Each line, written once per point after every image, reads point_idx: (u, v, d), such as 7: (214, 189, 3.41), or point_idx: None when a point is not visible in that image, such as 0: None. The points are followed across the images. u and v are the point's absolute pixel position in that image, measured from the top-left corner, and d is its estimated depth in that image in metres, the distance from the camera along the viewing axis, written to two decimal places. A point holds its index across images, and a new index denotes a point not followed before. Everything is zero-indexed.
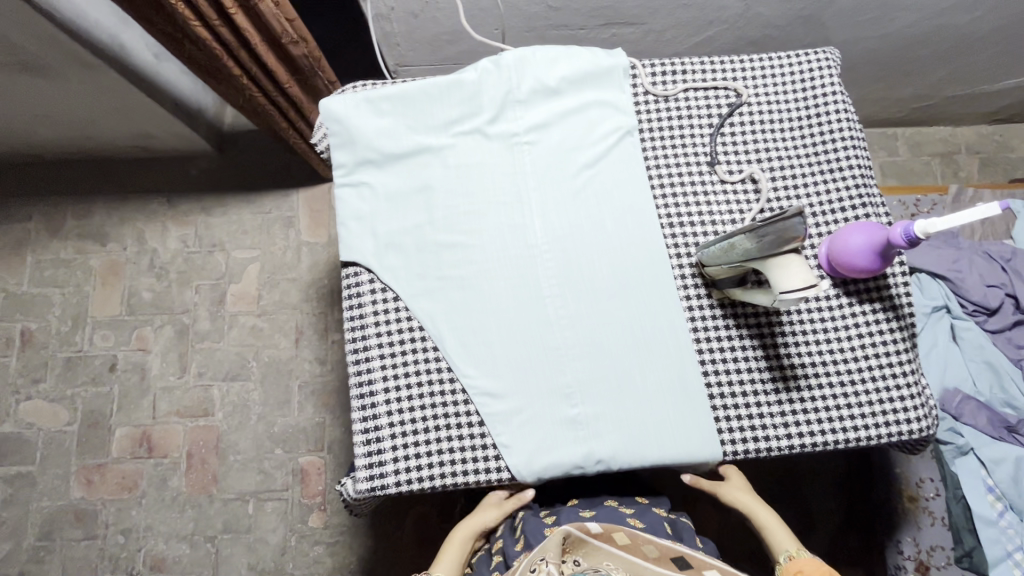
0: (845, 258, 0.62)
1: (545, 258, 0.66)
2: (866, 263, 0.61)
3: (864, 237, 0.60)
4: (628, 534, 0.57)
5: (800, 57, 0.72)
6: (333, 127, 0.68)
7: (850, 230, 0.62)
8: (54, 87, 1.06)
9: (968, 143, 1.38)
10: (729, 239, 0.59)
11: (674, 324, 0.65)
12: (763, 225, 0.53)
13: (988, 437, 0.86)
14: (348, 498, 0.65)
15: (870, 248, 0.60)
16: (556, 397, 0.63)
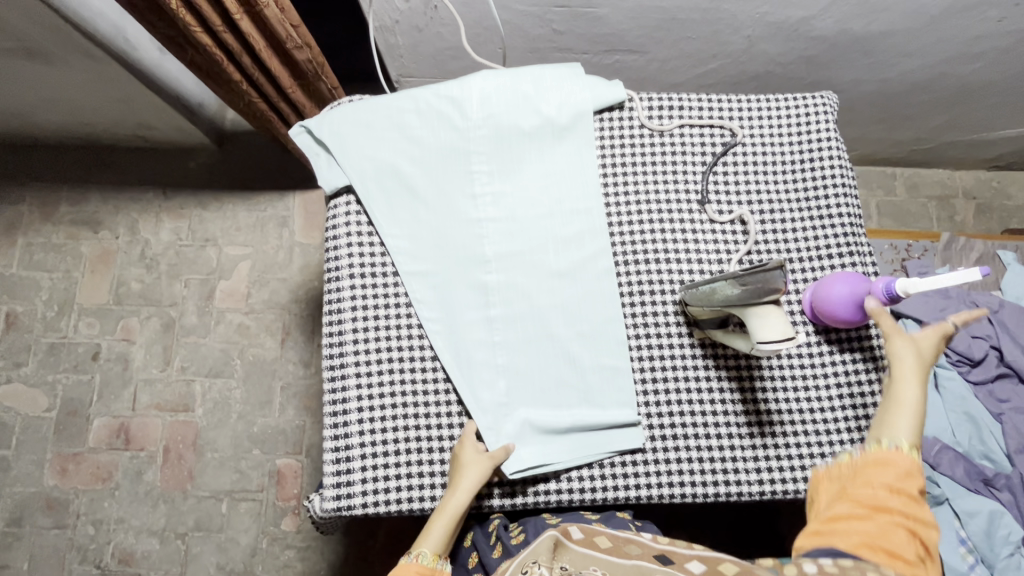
0: (829, 309, 0.62)
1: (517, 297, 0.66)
2: (848, 314, 0.61)
3: (849, 287, 0.61)
4: (608, 537, 0.53)
5: (798, 101, 0.72)
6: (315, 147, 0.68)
7: (833, 280, 0.62)
8: (55, 74, 1.05)
9: (965, 188, 1.38)
10: (711, 284, 0.59)
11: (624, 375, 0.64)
12: (746, 274, 0.54)
13: (964, 488, 0.86)
14: (315, 515, 0.64)
15: (855, 299, 0.60)
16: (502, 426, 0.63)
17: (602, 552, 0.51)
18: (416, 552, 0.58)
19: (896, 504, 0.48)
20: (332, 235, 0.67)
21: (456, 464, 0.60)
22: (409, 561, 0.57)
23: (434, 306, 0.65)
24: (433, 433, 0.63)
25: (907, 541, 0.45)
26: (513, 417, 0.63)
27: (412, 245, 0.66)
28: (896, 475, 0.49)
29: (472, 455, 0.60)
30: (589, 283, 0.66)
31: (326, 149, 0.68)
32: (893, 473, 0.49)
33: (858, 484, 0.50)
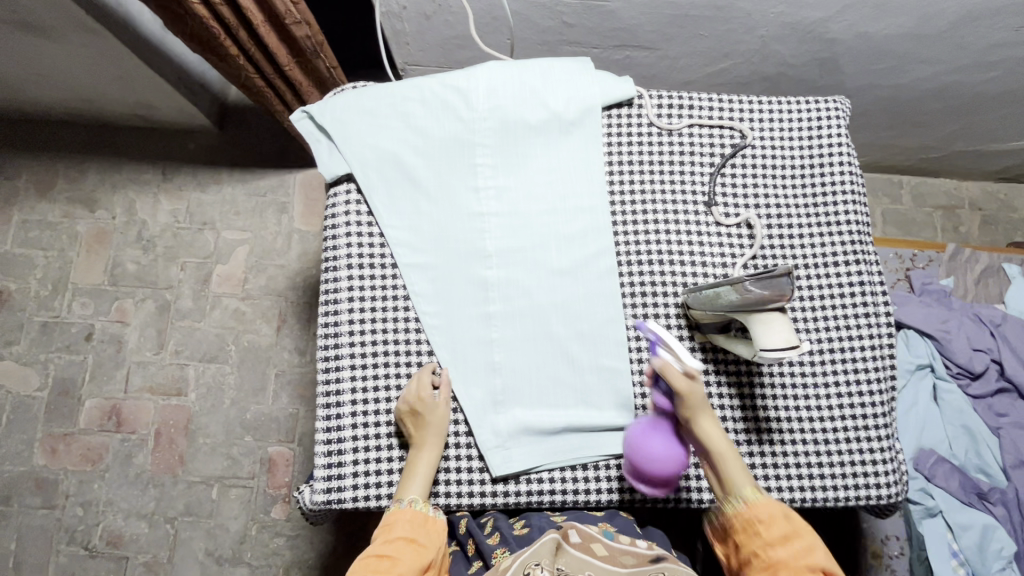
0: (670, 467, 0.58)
1: (516, 292, 0.65)
2: (677, 454, 0.58)
3: (652, 435, 0.58)
4: (605, 545, 0.55)
5: (810, 105, 0.71)
6: (316, 134, 0.67)
7: (641, 452, 0.58)
8: (55, 48, 1.04)
9: (972, 200, 1.37)
10: (716, 288, 0.58)
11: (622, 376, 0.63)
12: (751, 279, 0.52)
13: (958, 501, 0.86)
14: (304, 507, 0.64)
15: (670, 444, 0.58)
16: (496, 423, 0.62)
17: (599, 558, 0.53)
18: (410, 497, 0.57)
19: (779, 537, 0.51)
20: (331, 223, 0.66)
21: (420, 409, 0.60)
22: (403, 508, 0.56)
23: (433, 299, 0.64)
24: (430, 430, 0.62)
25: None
26: (509, 415, 0.62)
27: (413, 237, 0.65)
28: (765, 528, 0.52)
29: (437, 397, 0.61)
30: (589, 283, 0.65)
31: (328, 135, 0.67)
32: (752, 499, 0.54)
33: (749, 540, 0.53)
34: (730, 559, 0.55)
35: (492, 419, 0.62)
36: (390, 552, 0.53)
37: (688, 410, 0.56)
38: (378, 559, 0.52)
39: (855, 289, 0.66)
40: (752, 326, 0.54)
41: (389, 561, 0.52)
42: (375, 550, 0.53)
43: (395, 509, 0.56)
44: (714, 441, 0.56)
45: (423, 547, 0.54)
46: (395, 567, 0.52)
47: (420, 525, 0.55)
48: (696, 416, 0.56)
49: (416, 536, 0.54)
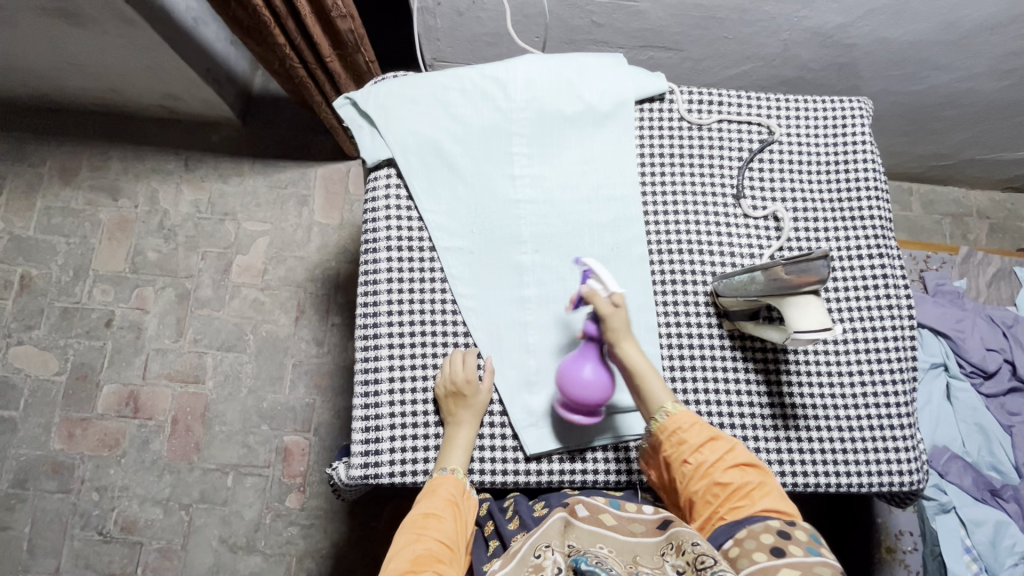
0: (597, 394, 0.59)
1: (548, 278, 0.66)
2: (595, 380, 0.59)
3: (580, 361, 0.60)
4: (613, 515, 0.59)
5: (834, 104, 0.73)
6: (359, 121, 0.69)
7: (569, 376, 0.60)
8: (89, 37, 1.06)
9: (980, 208, 1.40)
10: (750, 273, 0.60)
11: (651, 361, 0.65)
12: (786, 263, 0.54)
13: (971, 498, 0.87)
14: (339, 483, 0.65)
15: (598, 372, 0.59)
16: (528, 403, 0.63)
17: (608, 529, 0.57)
18: (452, 467, 0.60)
19: (704, 443, 0.57)
20: (371, 208, 0.68)
21: (464, 389, 0.61)
22: (447, 475, 0.59)
23: (469, 281, 0.66)
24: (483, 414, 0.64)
25: (738, 476, 0.55)
26: (542, 396, 0.64)
27: (451, 221, 0.67)
28: (694, 439, 0.57)
29: (482, 382, 0.62)
30: (620, 269, 0.67)
31: (370, 122, 0.69)
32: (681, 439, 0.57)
33: (682, 456, 0.57)
34: (664, 477, 0.59)
35: (527, 404, 0.63)
36: (435, 510, 0.57)
37: (614, 333, 0.59)
38: (424, 517, 0.56)
39: (878, 281, 0.68)
40: (787, 310, 0.56)
41: (436, 520, 0.56)
42: (421, 509, 0.57)
43: (439, 476, 0.59)
44: (635, 360, 0.59)
45: (463, 516, 0.58)
46: (440, 526, 0.56)
47: (462, 493, 0.59)
48: (621, 339, 0.59)
49: (459, 501, 0.58)
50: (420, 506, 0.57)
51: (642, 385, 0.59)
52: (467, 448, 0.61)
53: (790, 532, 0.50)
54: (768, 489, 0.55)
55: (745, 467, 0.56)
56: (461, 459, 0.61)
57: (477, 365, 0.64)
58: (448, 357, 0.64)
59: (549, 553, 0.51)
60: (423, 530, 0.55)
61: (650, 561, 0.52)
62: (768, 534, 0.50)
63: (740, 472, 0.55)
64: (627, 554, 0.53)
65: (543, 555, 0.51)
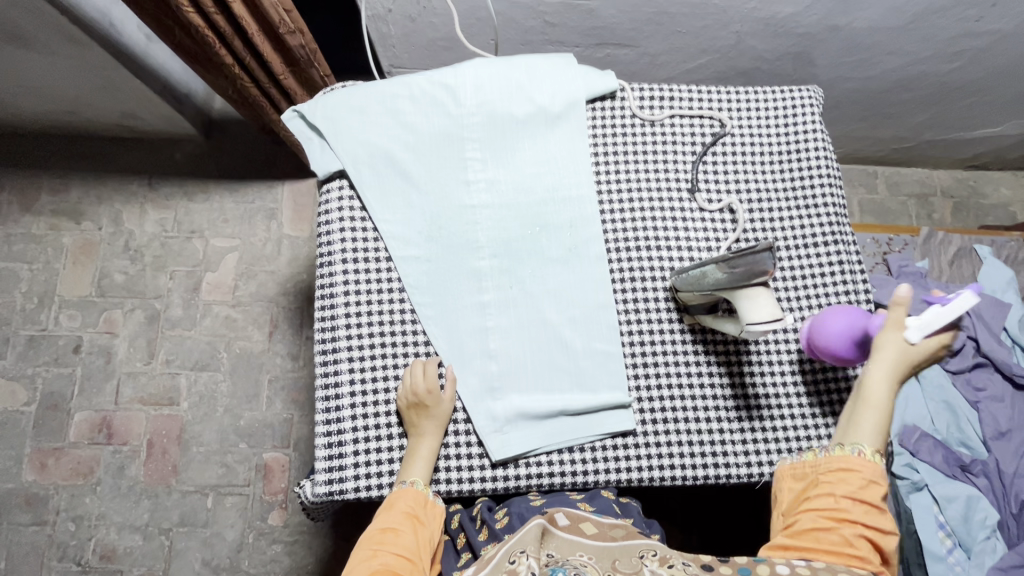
0: (823, 341, 0.62)
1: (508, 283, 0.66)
2: (841, 349, 0.61)
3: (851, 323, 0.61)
4: (593, 523, 0.58)
5: (784, 94, 0.74)
6: (308, 134, 0.68)
7: (833, 313, 0.62)
8: (39, 60, 1.04)
9: (943, 187, 1.42)
10: (701, 267, 0.60)
11: (614, 359, 0.65)
12: (735, 257, 0.55)
13: (942, 475, 0.88)
14: (306, 501, 0.64)
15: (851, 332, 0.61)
16: (489, 409, 0.63)
17: (588, 537, 0.56)
18: (412, 479, 0.59)
19: (863, 501, 0.54)
20: (325, 221, 0.67)
21: (426, 400, 0.61)
22: (406, 488, 0.59)
23: (426, 290, 0.66)
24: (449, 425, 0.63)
25: (869, 547, 0.53)
26: (505, 401, 0.63)
27: (406, 230, 0.66)
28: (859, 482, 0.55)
29: (444, 391, 0.62)
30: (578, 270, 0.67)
31: (319, 133, 0.68)
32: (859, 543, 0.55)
33: (820, 487, 0.56)
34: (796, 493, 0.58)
35: (493, 413, 0.63)
36: (393, 524, 0.57)
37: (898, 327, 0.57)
38: (381, 532, 0.56)
39: (834, 267, 0.69)
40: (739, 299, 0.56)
41: (393, 534, 0.57)
42: (379, 524, 0.57)
43: (399, 488, 0.59)
44: (876, 366, 0.57)
45: (423, 526, 0.58)
46: (398, 539, 0.56)
47: (421, 504, 0.58)
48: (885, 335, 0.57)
49: (418, 512, 0.58)
50: (379, 516, 0.58)
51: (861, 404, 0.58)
52: (429, 461, 0.61)
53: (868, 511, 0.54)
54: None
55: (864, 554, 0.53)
56: (423, 473, 0.60)
57: (439, 373, 0.63)
58: (409, 367, 0.64)
59: (523, 559, 0.52)
60: (380, 545, 0.55)
61: (628, 566, 0.53)
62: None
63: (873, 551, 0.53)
64: (606, 560, 0.54)
65: (517, 561, 0.52)
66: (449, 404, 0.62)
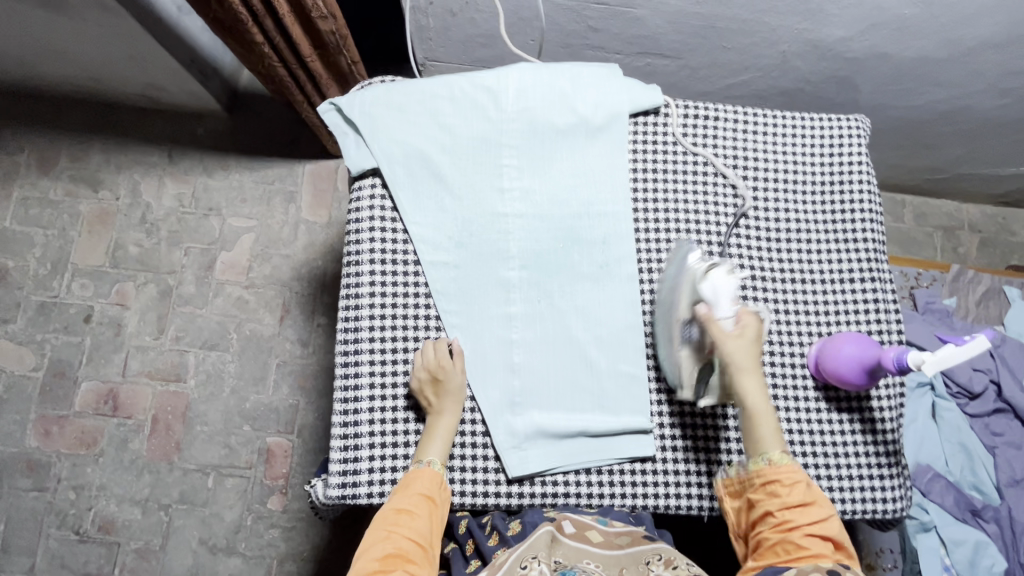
0: (833, 366, 0.62)
1: (536, 296, 0.65)
2: (850, 375, 0.61)
3: (860, 347, 0.60)
4: (599, 532, 0.58)
5: (832, 122, 0.72)
6: (343, 129, 0.67)
7: (845, 339, 0.62)
8: (68, 25, 1.02)
9: (971, 221, 1.40)
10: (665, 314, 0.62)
11: (638, 382, 0.64)
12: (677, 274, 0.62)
13: (951, 517, 0.87)
14: (317, 501, 0.63)
15: (860, 355, 0.60)
16: (508, 424, 0.62)
17: (595, 545, 0.57)
18: (429, 459, 0.59)
19: (798, 503, 0.54)
20: (354, 218, 0.66)
21: (439, 376, 0.60)
22: (423, 468, 0.58)
23: (453, 297, 0.64)
24: (468, 437, 0.62)
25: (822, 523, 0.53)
26: (526, 417, 0.62)
27: (436, 234, 0.65)
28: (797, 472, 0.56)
29: (455, 364, 0.61)
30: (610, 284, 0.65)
31: (355, 129, 0.66)
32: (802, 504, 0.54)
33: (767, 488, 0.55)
34: (742, 512, 0.57)
35: (515, 430, 0.62)
36: (409, 505, 0.56)
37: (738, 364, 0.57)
38: (396, 513, 0.55)
39: (869, 305, 0.67)
40: (706, 278, 0.58)
41: (408, 516, 0.56)
42: (394, 505, 0.56)
43: (416, 469, 0.58)
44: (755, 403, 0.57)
45: (439, 508, 0.57)
46: (413, 523, 0.55)
47: (437, 485, 0.58)
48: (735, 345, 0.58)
49: (434, 494, 0.57)
50: (394, 498, 0.57)
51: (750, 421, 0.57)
52: (445, 440, 0.60)
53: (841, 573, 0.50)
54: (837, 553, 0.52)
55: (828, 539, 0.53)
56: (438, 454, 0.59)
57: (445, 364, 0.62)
58: (421, 349, 0.63)
59: (534, 564, 0.52)
60: (395, 526, 0.55)
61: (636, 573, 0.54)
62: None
63: (825, 543, 0.53)
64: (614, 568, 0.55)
65: (528, 567, 0.52)
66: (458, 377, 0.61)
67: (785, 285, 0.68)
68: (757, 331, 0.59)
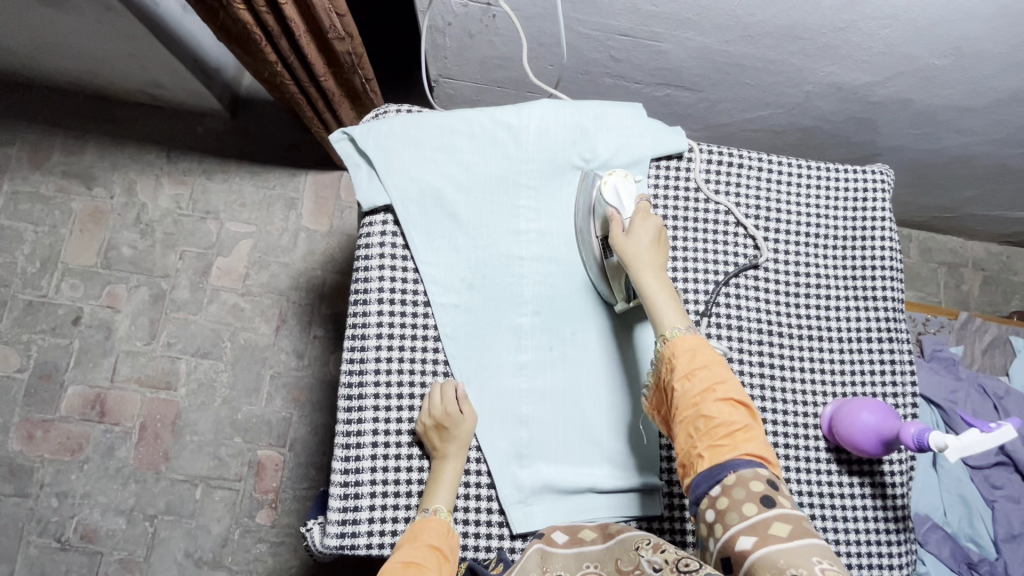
0: (849, 432, 0.61)
1: (548, 343, 0.63)
2: (866, 444, 0.59)
3: (877, 416, 0.59)
4: (591, 532, 0.57)
5: (857, 174, 0.71)
6: (355, 160, 0.64)
7: (863, 406, 0.60)
8: (66, 18, 0.98)
9: (975, 259, 1.40)
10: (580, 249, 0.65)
11: (648, 439, 0.62)
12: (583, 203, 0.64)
13: (947, 569, 0.87)
14: (313, 548, 0.61)
15: (879, 425, 0.59)
16: (513, 478, 0.60)
17: (589, 546, 0.56)
18: (435, 507, 0.57)
19: (705, 386, 0.52)
20: (364, 255, 0.63)
21: (445, 423, 0.58)
22: (429, 518, 0.56)
23: (463, 342, 0.62)
24: (475, 490, 0.60)
25: (733, 407, 0.52)
26: (532, 470, 0.61)
27: (448, 275, 0.63)
28: (704, 356, 0.54)
29: (463, 411, 0.59)
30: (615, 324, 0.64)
31: (368, 161, 0.64)
32: (715, 387, 0.52)
33: (681, 388, 0.53)
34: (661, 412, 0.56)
35: (520, 485, 0.60)
36: (416, 558, 0.53)
37: (632, 256, 0.58)
38: (404, 567, 0.52)
39: (885, 366, 0.66)
40: (609, 184, 0.63)
41: (417, 569, 0.52)
42: (401, 558, 0.53)
43: (423, 518, 0.56)
44: (655, 291, 0.57)
45: (447, 561, 0.55)
46: None
47: (444, 535, 0.56)
48: (630, 242, 0.59)
49: (441, 545, 0.55)
50: (401, 554, 0.54)
51: (651, 304, 0.57)
52: (453, 487, 0.58)
53: (777, 484, 0.49)
54: (754, 435, 0.51)
55: (739, 408, 0.52)
56: (444, 501, 0.57)
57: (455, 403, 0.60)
58: (428, 393, 0.61)
59: None
60: None
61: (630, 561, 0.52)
62: (757, 482, 0.48)
63: (737, 413, 0.52)
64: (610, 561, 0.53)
65: None
66: (467, 429, 0.59)
67: (800, 342, 0.67)
68: (654, 224, 0.60)
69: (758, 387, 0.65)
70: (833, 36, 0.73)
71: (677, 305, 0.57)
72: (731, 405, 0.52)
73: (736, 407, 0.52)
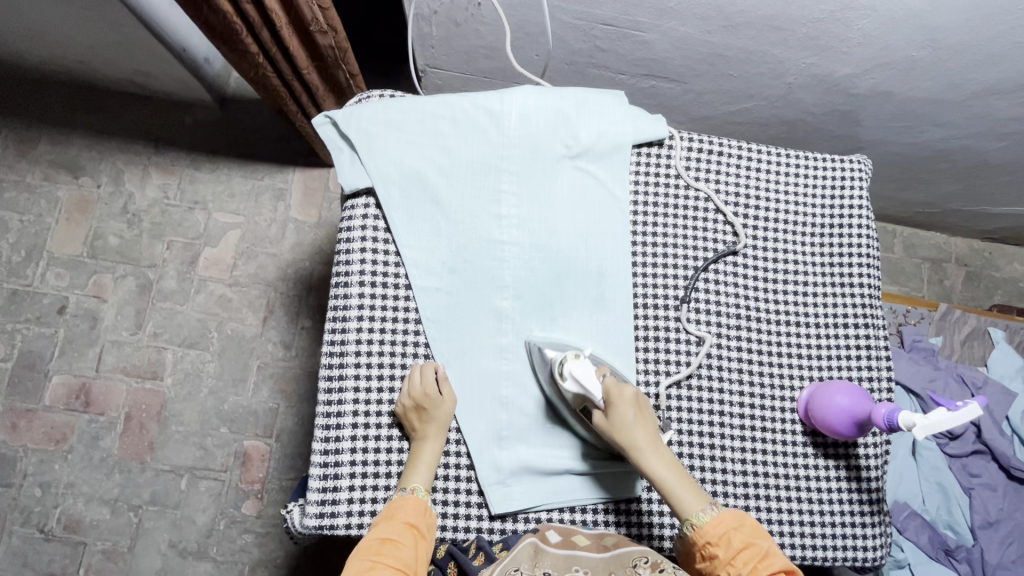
0: (823, 415, 0.61)
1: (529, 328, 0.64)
2: (839, 425, 0.60)
3: (850, 398, 0.60)
4: (585, 537, 0.57)
5: (835, 163, 0.72)
6: (338, 144, 0.65)
7: (837, 389, 0.61)
8: (53, 4, 0.97)
9: (958, 254, 1.42)
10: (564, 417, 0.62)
11: None
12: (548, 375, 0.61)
13: (925, 556, 0.89)
14: (292, 529, 0.61)
15: (852, 408, 0.60)
16: (492, 459, 0.61)
17: (582, 549, 0.55)
18: (413, 487, 0.57)
19: (742, 557, 0.52)
20: (346, 237, 0.64)
21: (424, 403, 0.59)
22: (407, 497, 0.56)
23: (444, 325, 0.63)
24: (455, 472, 0.61)
25: (775, 573, 0.52)
26: (511, 452, 0.61)
27: (429, 258, 0.63)
28: (736, 525, 0.54)
29: (442, 393, 0.59)
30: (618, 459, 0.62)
31: (350, 145, 0.64)
32: (753, 554, 0.52)
33: (719, 562, 0.53)
34: None
35: (499, 467, 0.60)
36: (392, 535, 0.54)
37: (634, 449, 0.56)
38: (379, 543, 0.53)
39: (861, 351, 0.67)
40: (565, 371, 0.58)
41: (392, 546, 0.53)
42: (377, 535, 0.54)
43: (400, 497, 0.56)
44: (665, 475, 0.56)
45: (424, 539, 0.55)
46: (397, 552, 0.53)
47: (422, 514, 0.56)
48: (620, 434, 0.56)
49: (419, 524, 0.55)
50: (377, 530, 0.54)
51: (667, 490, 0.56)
52: (433, 467, 0.59)
53: None
54: None
55: (781, 575, 0.52)
56: (423, 480, 0.58)
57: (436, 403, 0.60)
58: (408, 374, 0.61)
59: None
60: (378, 557, 0.52)
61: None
62: None
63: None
64: (603, 571, 0.53)
65: None
66: (445, 411, 0.59)
67: (778, 328, 0.67)
68: (629, 396, 0.57)
69: (736, 371, 0.66)
70: (814, 27, 0.74)
71: (687, 480, 0.56)
72: (772, 572, 0.52)
73: (776, 573, 0.51)
